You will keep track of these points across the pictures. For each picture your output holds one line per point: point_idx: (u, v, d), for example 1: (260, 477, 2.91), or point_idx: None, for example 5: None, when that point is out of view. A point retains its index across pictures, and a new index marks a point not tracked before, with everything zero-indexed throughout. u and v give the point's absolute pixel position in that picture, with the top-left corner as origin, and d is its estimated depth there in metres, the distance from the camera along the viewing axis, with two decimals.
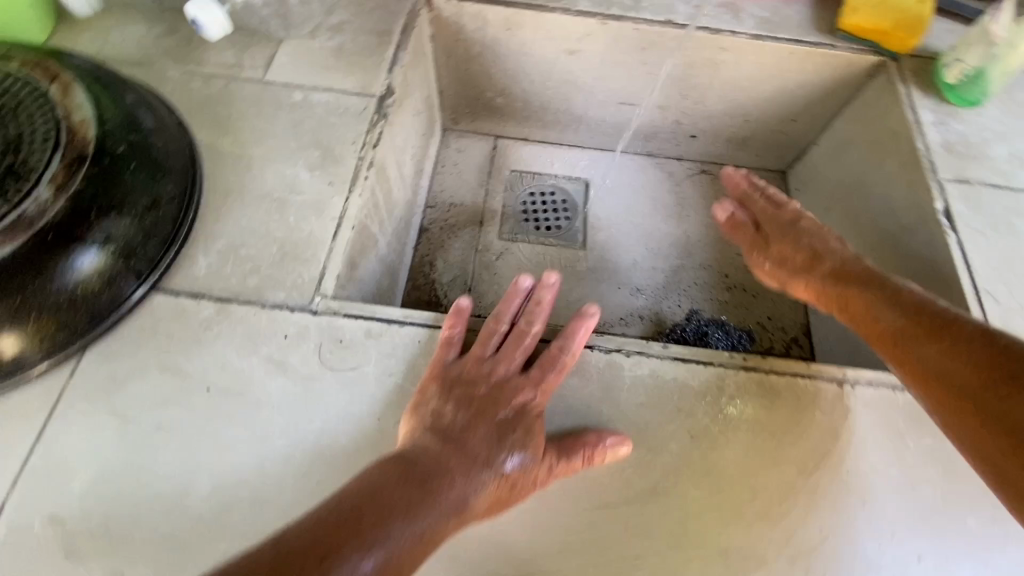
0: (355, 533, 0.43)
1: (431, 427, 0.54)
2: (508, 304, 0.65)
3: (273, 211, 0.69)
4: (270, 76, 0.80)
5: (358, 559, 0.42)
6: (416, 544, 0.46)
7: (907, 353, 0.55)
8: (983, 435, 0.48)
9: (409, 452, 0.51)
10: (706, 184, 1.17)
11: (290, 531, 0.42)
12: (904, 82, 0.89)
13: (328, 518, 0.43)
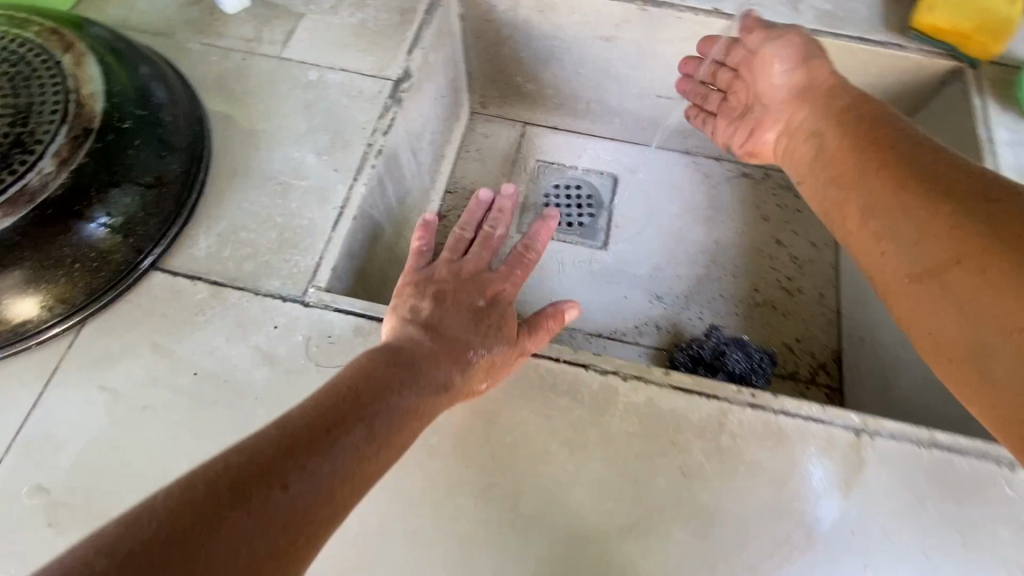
0: (356, 412, 0.46)
1: (412, 321, 0.56)
2: (470, 214, 0.69)
3: (277, 194, 0.67)
4: (288, 53, 0.78)
5: (358, 432, 0.45)
6: (408, 417, 0.49)
7: (864, 182, 0.57)
8: (956, 248, 0.45)
9: (400, 346, 0.53)
10: (744, 188, 1.10)
11: (294, 414, 0.45)
12: (980, 92, 0.79)
13: (328, 403, 0.46)
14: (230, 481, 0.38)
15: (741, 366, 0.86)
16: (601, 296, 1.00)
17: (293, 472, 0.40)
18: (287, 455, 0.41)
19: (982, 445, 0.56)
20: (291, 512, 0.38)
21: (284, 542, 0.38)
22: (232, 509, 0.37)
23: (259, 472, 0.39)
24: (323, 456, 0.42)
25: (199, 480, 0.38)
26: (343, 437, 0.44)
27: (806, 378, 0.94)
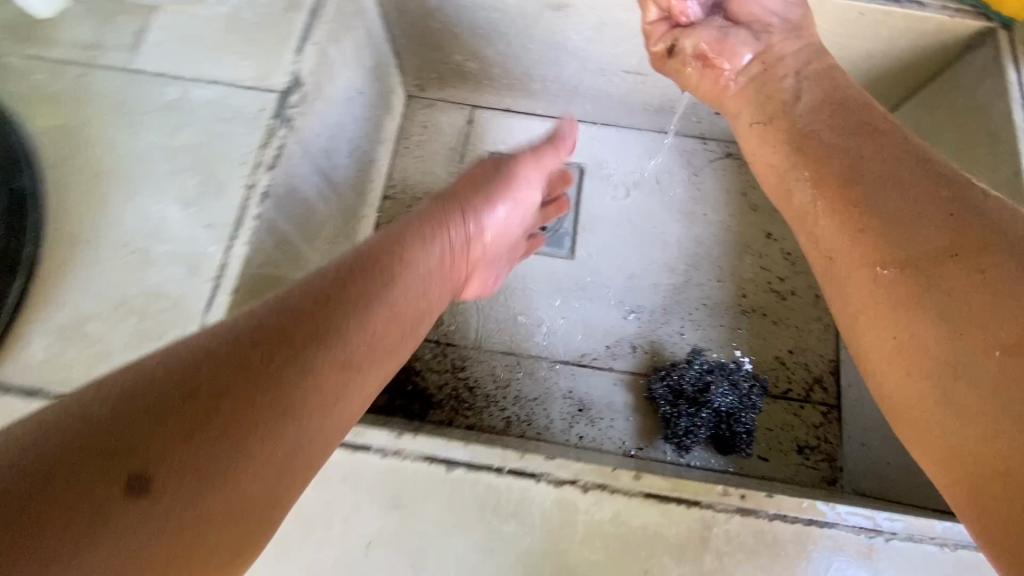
0: (308, 333, 0.42)
1: (416, 221, 0.59)
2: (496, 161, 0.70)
3: (133, 265, 0.52)
4: (139, 62, 0.60)
5: (303, 365, 0.40)
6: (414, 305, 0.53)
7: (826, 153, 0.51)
8: (948, 233, 0.41)
9: (386, 244, 0.54)
10: (730, 171, 0.94)
11: (222, 332, 0.39)
12: (1016, 63, 0.63)
13: (265, 323, 0.40)
14: (154, 404, 0.34)
15: (727, 401, 0.77)
16: (568, 314, 0.87)
17: (226, 404, 0.35)
18: (224, 383, 0.36)
19: None
20: (213, 460, 0.34)
21: (204, 486, 0.33)
22: (151, 436, 0.33)
23: (186, 397, 0.35)
24: (262, 399, 0.37)
25: (118, 399, 0.33)
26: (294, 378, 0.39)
27: (800, 397, 0.84)
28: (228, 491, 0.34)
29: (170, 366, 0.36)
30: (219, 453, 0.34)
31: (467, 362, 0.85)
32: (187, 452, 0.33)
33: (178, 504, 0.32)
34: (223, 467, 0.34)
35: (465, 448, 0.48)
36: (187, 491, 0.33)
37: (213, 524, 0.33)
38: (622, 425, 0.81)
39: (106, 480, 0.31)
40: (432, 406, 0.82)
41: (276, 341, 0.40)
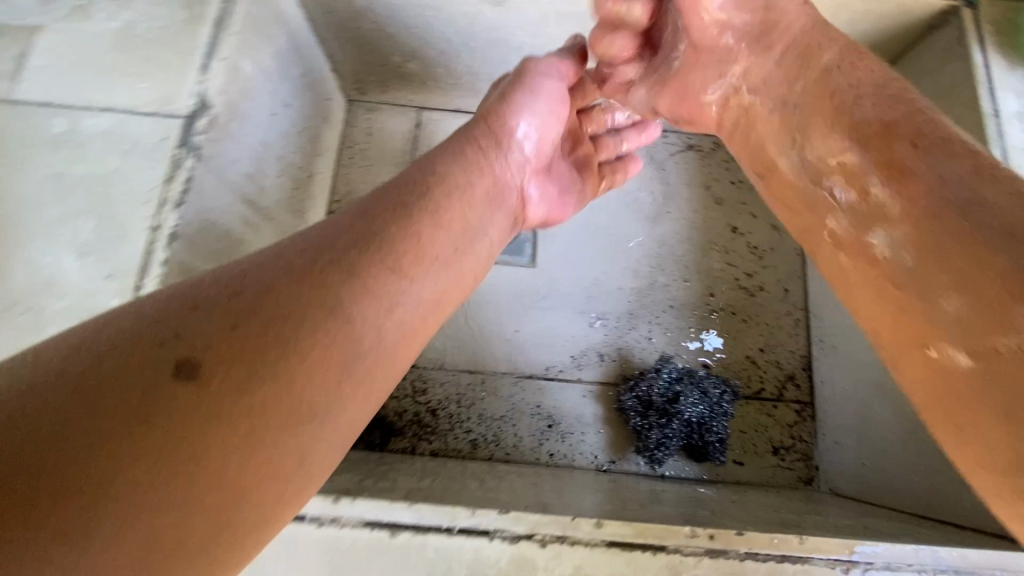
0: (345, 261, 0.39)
1: (454, 142, 0.53)
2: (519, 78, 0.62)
3: (26, 326, 0.46)
4: (19, 91, 0.53)
5: (345, 297, 0.38)
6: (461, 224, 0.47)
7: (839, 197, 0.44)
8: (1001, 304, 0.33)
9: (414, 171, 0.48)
10: (693, 164, 0.91)
11: (257, 265, 0.38)
12: (982, 45, 0.59)
13: (298, 258, 0.38)
14: (204, 309, 0.35)
15: (697, 410, 0.74)
16: (533, 326, 0.83)
17: (267, 312, 0.35)
18: (269, 292, 0.36)
19: (998, 563, 0.44)
20: (252, 366, 0.34)
21: (241, 389, 0.33)
22: (193, 341, 0.33)
23: (231, 304, 0.35)
24: (305, 308, 0.36)
25: (173, 303, 0.35)
26: (338, 291, 0.38)
27: (774, 396, 0.82)
28: (268, 395, 0.34)
29: (225, 275, 0.37)
30: (259, 360, 0.34)
31: (428, 384, 0.80)
32: (225, 358, 0.33)
33: (214, 408, 0.32)
34: (263, 371, 0.34)
35: (411, 508, 0.44)
36: (223, 394, 0.33)
37: (251, 430, 0.33)
38: (593, 438, 0.78)
39: (148, 378, 0.32)
40: (393, 433, 0.77)
41: (324, 254, 0.39)
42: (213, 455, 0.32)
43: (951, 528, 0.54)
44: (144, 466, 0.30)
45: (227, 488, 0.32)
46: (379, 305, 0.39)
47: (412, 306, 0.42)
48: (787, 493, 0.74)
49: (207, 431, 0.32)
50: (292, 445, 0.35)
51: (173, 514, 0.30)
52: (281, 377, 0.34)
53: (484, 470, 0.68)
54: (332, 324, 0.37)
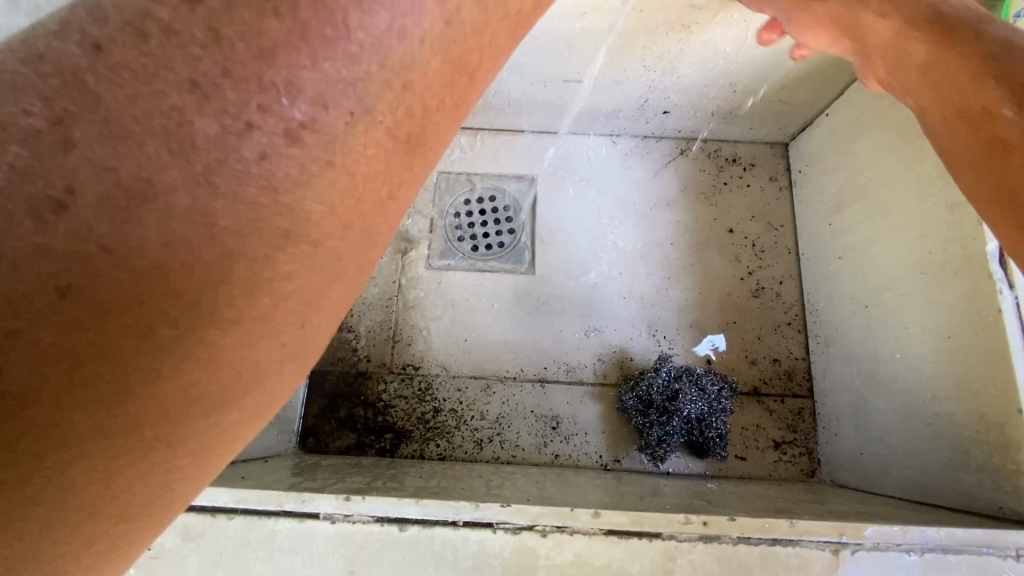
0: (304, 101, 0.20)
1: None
2: None
3: None
4: None
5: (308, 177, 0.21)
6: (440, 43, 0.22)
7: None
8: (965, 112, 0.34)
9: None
10: (686, 169, 0.93)
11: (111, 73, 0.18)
12: None
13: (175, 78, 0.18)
14: (189, 149, 0.18)
15: (696, 407, 0.76)
16: (535, 330, 0.86)
17: (289, 124, 0.20)
18: (274, 83, 0.19)
19: (982, 539, 0.46)
20: (317, 187, 0.21)
21: (241, 285, 0.20)
22: (186, 201, 0.18)
23: (227, 125, 0.19)
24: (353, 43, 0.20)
25: (106, 126, 0.18)
26: (349, 10, 0.19)
27: (774, 392, 0.83)
28: (259, 309, 0.21)
29: (151, 54, 0.18)
30: (305, 210, 0.21)
31: (435, 390, 0.83)
32: (234, 235, 0.19)
33: (230, 312, 0.20)
34: (308, 223, 0.21)
35: (418, 504, 0.46)
36: (248, 277, 0.20)
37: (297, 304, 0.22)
38: (596, 439, 0.80)
39: (111, 287, 0.18)
40: (403, 438, 0.80)
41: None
42: (248, 356, 0.21)
43: (943, 510, 0.56)
44: (161, 398, 0.19)
45: (269, 378, 0.23)
46: (443, 13, 0.22)
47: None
48: (789, 485, 0.75)
49: (237, 335, 0.20)
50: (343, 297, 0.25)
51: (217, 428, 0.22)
52: (338, 216, 0.22)
53: (492, 472, 0.70)
54: (396, 37, 0.21)
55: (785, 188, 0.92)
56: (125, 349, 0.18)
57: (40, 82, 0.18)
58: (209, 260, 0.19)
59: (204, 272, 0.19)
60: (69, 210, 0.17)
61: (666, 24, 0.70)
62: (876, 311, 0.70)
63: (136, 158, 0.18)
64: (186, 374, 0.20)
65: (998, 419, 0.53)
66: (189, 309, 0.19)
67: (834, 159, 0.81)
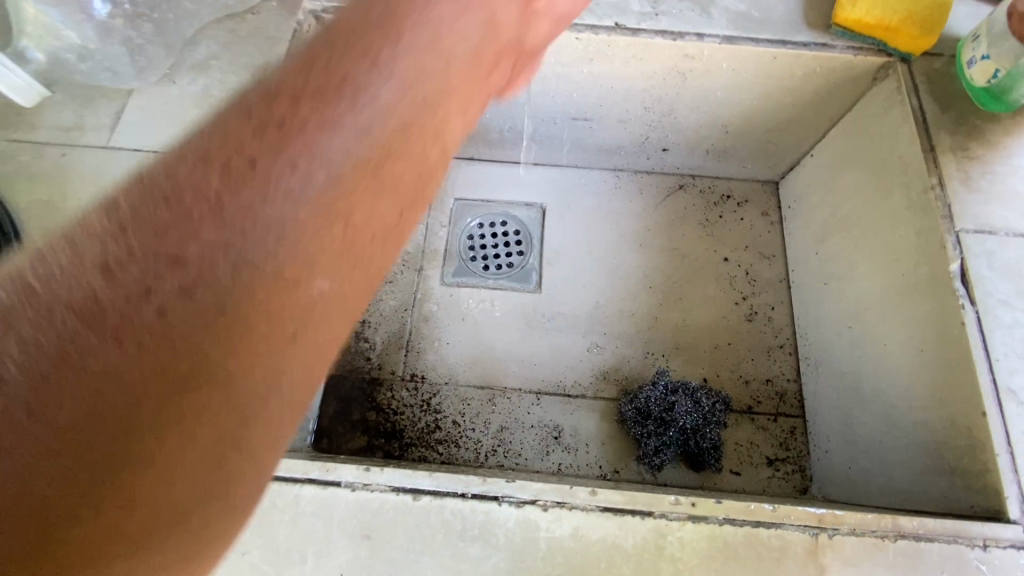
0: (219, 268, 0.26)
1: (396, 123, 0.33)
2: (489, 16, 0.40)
3: None
4: (118, 140, 0.64)
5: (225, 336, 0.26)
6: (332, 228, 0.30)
7: None
8: None
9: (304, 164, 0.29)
10: (684, 203, 1.01)
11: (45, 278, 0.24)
12: (917, 93, 0.70)
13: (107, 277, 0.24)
14: (108, 318, 0.24)
15: (691, 418, 0.80)
16: (539, 346, 0.91)
17: (189, 285, 0.26)
18: (182, 257, 0.26)
19: (952, 530, 0.51)
20: (219, 334, 0.26)
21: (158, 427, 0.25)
22: (105, 362, 0.24)
23: (138, 298, 0.25)
24: (251, 217, 0.27)
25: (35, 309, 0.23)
26: (245, 193, 0.27)
27: (767, 411, 0.87)
28: (174, 447, 0.25)
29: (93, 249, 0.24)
30: (218, 360, 0.26)
31: (442, 398, 0.87)
32: (152, 383, 0.25)
33: (149, 444, 0.25)
34: (216, 371, 0.26)
35: (431, 477, 0.50)
36: (163, 412, 0.25)
37: (219, 419, 0.27)
38: (596, 450, 0.83)
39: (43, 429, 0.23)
40: (410, 443, 0.84)
41: (229, 163, 0.27)
42: (166, 486, 0.25)
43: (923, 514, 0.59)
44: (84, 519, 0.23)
45: (192, 492, 0.27)
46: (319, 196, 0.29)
47: (376, 130, 0.32)
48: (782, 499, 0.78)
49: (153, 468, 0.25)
50: (273, 432, 0.30)
51: (122, 539, 0.25)
52: (249, 365, 0.27)
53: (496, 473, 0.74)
54: (274, 213, 0.28)
55: (776, 223, 0.99)
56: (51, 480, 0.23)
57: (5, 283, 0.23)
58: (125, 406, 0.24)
59: (122, 417, 0.24)
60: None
61: (665, 70, 0.79)
62: (859, 332, 0.75)
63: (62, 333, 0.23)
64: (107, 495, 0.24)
65: (966, 423, 0.57)
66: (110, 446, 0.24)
67: (818, 195, 0.88)
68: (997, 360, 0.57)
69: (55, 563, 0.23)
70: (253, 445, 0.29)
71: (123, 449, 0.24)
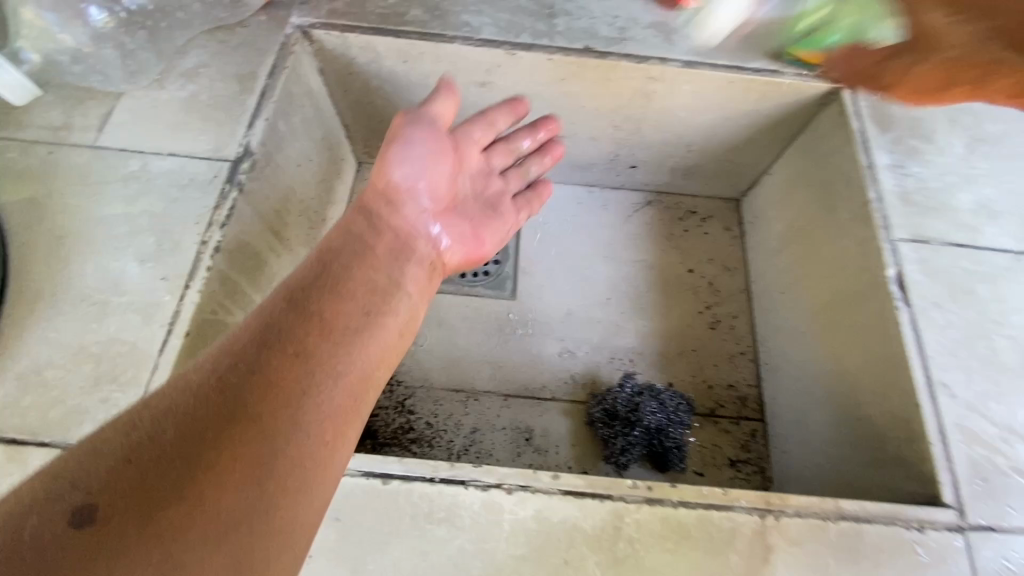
0: (275, 363, 0.44)
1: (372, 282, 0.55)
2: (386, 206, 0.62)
3: (91, 318, 0.57)
4: (104, 140, 0.66)
5: (281, 398, 0.43)
6: (336, 349, 0.48)
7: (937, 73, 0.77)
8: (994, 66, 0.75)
9: (319, 309, 0.50)
10: (652, 218, 1.06)
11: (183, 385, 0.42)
12: (858, 117, 0.77)
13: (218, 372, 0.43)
14: (217, 391, 0.41)
15: (656, 418, 0.83)
16: (512, 351, 0.94)
17: (256, 371, 0.43)
18: (256, 357, 0.44)
19: (889, 512, 0.54)
20: (277, 396, 0.43)
21: (243, 444, 0.39)
22: (214, 412, 0.40)
23: (233, 380, 0.42)
24: (292, 336, 0.47)
25: (183, 392, 0.41)
26: (287, 325, 0.47)
27: (729, 415, 0.90)
28: (251, 457, 0.39)
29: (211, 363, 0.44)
30: (278, 411, 0.42)
31: (416, 400, 0.89)
32: (239, 423, 0.40)
33: (235, 456, 0.39)
34: (276, 418, 0.42)
35: (400, 462, 0.52)
36: (246, 439, 0.40)
37: (258, 448, 0.40)
38: (566, 451, 0.86)
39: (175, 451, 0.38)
40: (383, 444, 0.85)
41: (281, 312, 0.48)
42: (244, 487, 0.38)
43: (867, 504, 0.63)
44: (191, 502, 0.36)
45: (232, 507, 0.37)
46: (322, 329, 0.48)
47: (346, 294, 0.52)
48: None
49: (238, 469, 0.38)
50: (309, 470, 0.42)
51: (201, 528, 0.36)
52: (296, 416, 0.43)
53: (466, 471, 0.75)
54: (302, 337, 0.47)
55: (738, 237, 1.04)
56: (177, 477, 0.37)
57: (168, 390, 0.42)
58: (223, 435, 0.39)
59: (221, 440, 0.39)
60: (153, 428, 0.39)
61: (631, 91, 0.85)
62: (810, 337, 0.80)
63: (193, 401, 0.41)
64: (207, 489, 0.37)
65: (903, 416, 0.62)
66: (212, 458, 0.38)
67: (774, 211, 0.94)
68: (929, 357, 0.62)
69: (169, 531, 0.35)
70: (279, 485, 0.40)
71: (210, 464, 0.38)
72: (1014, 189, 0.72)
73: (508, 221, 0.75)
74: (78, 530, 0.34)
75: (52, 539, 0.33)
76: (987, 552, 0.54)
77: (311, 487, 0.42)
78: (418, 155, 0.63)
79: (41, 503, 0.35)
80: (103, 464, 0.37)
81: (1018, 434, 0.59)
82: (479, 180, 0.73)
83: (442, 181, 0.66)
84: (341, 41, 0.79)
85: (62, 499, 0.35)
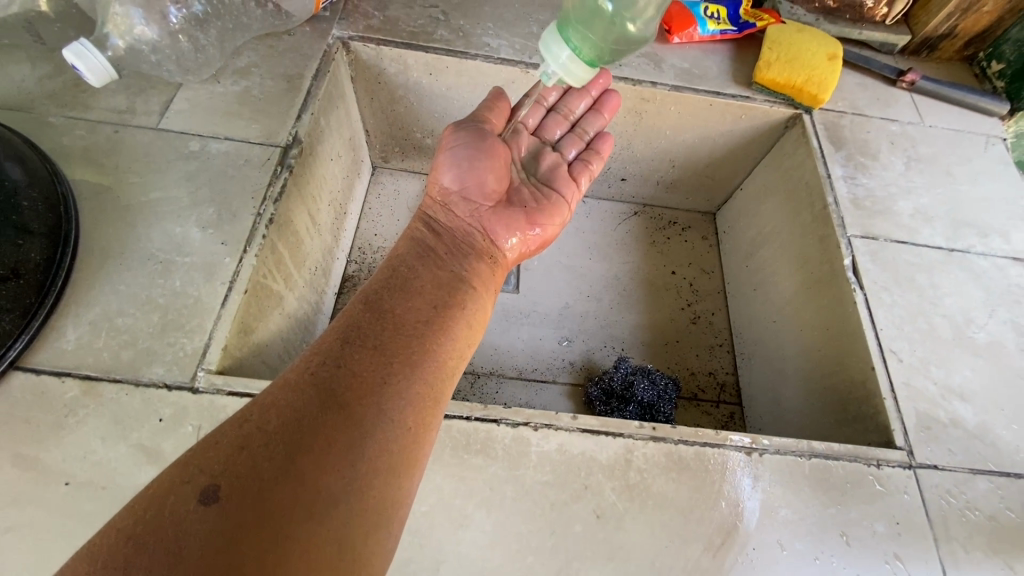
0: (361, 355, 0.52)
1: (436, 286, 0.64)
2: (440, 210, 0.74)
3: (157, 274, 0.64)
4: (165, 123, 0.74)
5: (372, 382, 0.50)
6: (415, 332, 0.57)
7: None
8: None
9: (392, 311, 0.58)
10: (639, 226, 1.18)
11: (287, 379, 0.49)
12: (817, 137, 0.91)
13: (315, 368, 0.50)
14: (313, 384, 0.48)
15: (648, 394, 0.91)
16: (513, 338, 1.02)
17: (344, 363, 0.51)
18: (342, 353, 0.52)
19: (851, 451, 0.64)
20: (365, 387, 0.49)
21: (341, 428, 0.46)
22: (313, 401, 0.47)
23: (324, 373, 0.50)
24: (372, 334, 0.55)
25: (284, 388, 0.48)
26: (367, 322, 0.56)
27: (711, 398, 1.00)
28: (350, 440, 0.46)
29: (306, 361, 0.51)
30: (371, 399, 0.49)
31: None
32: (337, 410, 0.47)
33: (335, 440, 0.45)
34: (364, 406, 0.48)
35: None
36: (344, 424, 0.46)
37: (353, 433, 0.46)
38: None
39: (284, 434, 0.44)
40: None
41: (363, 312, 0.57)
42: (347, 467, 0.44)
43: None
44: (304, 478, 0.42)
45: (338, 483, 0.43)
46: (397, 323, 0.57)
47: (413, 291, 0.62)
48: None
49: (339, 451, 0.45)
50: (397, 458, 0.48)
51: (314, 500, 0.42)
52: (383, 404, 0.49)
53: None
54: (381, 332, 0.55)
55: (715, 245, 1.17)
56: (288, 455, 0.43)
57: (271, 388, 0.49)
58: (323, 422, 0.46)
59: (321, 424, 0.46)
60: (263, 416, 0.46)
61: (625, 110, 0.99)
62: (781, 325, 0.92)
63: (294, 392, 0.48)
64: (315, 466, 0.43)
65: (861, 379, 0.72)
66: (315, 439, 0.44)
67: (748, 220, 1.07)
68: (879, 328, 0.73)
69: (287, 503, 0.41)
70: (374, 464, 0.46)
71: (315, 445, 0.44)
72: (944, 199, 0.86)
73: (564, 206, 0.78)
74: (205, 507, 0.40)
75: (186, 515, 0.39)
76: (932, 489, 0.63)
77: (399, 469, 0.47)
78: (466, 159, 0.72)
79: (172, 486, 0.41)
80: (221, 449, 0.43)
81: (955, 392, 0.70)
82: (534, 163, 0.82)
83: (491, 179, 0.73)
84: (375, 53, 0.90)
85: (190, 482, 0.41)
